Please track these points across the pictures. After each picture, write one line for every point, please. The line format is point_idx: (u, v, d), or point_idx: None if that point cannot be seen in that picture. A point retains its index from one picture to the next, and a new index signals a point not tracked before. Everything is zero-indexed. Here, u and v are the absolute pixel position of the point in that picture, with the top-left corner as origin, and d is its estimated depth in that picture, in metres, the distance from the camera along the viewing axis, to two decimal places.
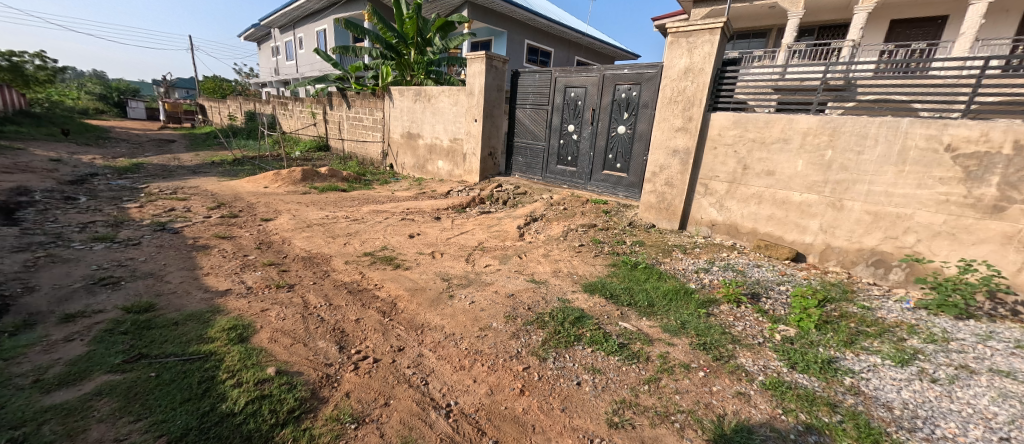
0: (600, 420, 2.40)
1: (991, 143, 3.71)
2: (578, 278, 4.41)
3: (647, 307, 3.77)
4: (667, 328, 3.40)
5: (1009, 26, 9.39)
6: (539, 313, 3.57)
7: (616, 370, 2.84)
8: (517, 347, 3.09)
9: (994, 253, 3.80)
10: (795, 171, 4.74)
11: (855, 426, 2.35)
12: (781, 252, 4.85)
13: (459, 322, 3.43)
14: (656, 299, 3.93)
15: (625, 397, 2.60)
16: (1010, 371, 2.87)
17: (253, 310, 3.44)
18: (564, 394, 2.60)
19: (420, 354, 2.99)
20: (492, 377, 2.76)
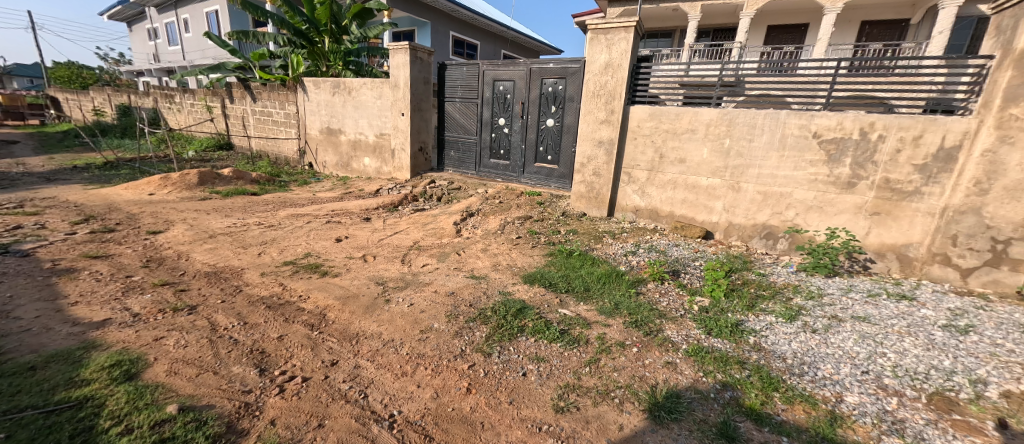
0: (547, 407, 2.38)
1: (846, 129, 4.43)
2: (519, 270, 4.42)
3: (583, 292, 3.91)
4: (602, 311, 3.53)
5: (851, 34, 11.45)
6: (481, 308, 3.48)
7: (560, 357, 2.85)
8: (461, 345, 2.95)
9: (850, 221, 4.59)
10: (702, 158, 5.25)
11: (760, 378, 2.61)
12: (693, 232, 5.37)
13: (397, 327, 3.19)
14: (592, 283, 4.08)
15: (569, 381, 2.61)
16: (867, 316, 3.41)
17: (143, 340, 2.87)
18: (510, 386, 2.54)
19: (356, 365, 2.72)
20: (437, 379, 2.59)
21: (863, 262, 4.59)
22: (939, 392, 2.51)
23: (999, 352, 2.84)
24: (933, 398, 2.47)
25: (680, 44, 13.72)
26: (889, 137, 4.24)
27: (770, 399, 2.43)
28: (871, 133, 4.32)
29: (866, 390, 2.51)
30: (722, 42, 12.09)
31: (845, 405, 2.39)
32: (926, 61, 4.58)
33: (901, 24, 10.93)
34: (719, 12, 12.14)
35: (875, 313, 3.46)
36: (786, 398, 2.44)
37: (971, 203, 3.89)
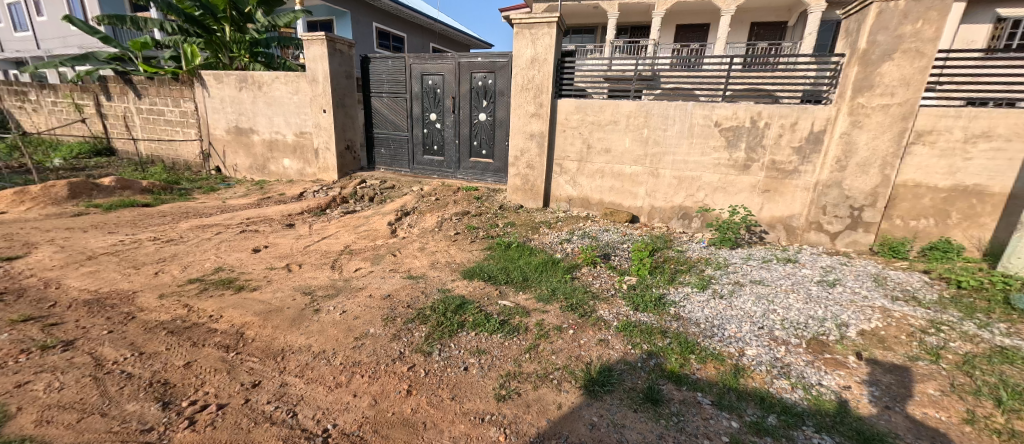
0: (489, 397, 2.44)
1: (740, 118, 4.99)
2: (457, 266, 4.42)
3: (522, 282, 4.03)
4: (540, 298, 3.67)
5: (743, 34, 12.91)
6: (419, 308, 3.43)
7: (500, 347, 2.92)
8: (399, 348, 2.90)
9: (748, 199, 5.21)
10: (625, 147, 5.62)
11: (679, 343, 2.91)
12: (621, 217, 5.75)
13: (328, 337, 3.04)
14: (530, 273, 4.22)
15: (510, 369, 2.69)
16: (763, 279, 3.94)
17: (1, 389, 2.43)
18: (452, 382, 2.56)
19: (283, 383, 2.56)
20: (375, 386, 2.53)
21: (759, 233, 5.26)
22: (815, 337, 3.00)
23: (857, 299, 3.45)
24: (811, 342, 2.94)
25: (603, 40, 14.45)
26: (773, 124, 4.87)
27: (688, 361, 2.72)
28: (759, 121, 4.92)
29: (762, 343, 2.92)
30: (639, 39, 12.93)
31: (746, 357, 2.76)
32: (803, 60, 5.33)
33: (781, 26, 12.55)
34: (635, 10, 12.96)
35: (770, 276, 4.01)
36: (700, 359, 2.74)
37: (836, 178, 4.63)
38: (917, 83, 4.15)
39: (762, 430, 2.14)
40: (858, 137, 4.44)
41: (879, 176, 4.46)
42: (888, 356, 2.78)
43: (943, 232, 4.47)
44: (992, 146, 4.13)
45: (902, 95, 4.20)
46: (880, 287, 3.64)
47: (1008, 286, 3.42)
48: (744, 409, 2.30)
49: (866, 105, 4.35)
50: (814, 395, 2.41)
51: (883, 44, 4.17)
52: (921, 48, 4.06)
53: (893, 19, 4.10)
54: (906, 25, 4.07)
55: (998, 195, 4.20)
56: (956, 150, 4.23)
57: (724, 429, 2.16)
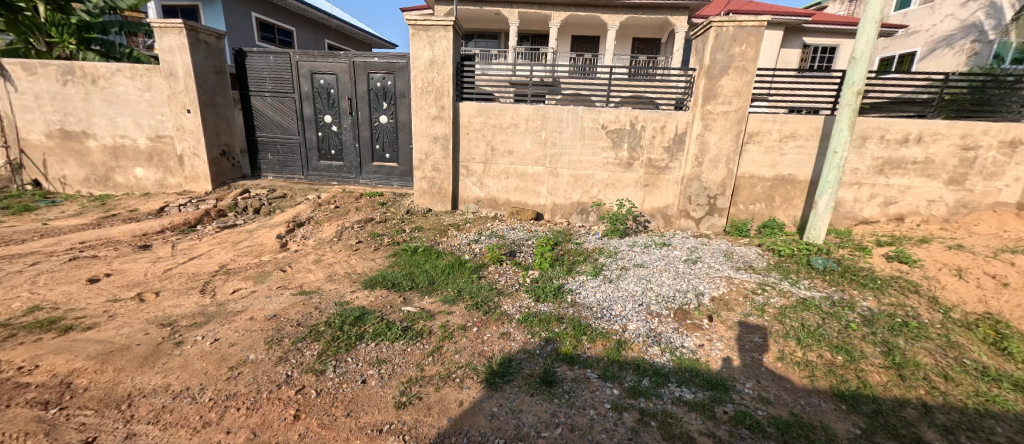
0: (388, 407, 2.36)
1: (621, 121, 5.54)
2: (358, 276, 4.17)
3: (427, 286, 3.96)
4: (446, 300, 3.65)
5: (626, 48, 14.37)
6: (311, 325, 3.16)
7: (401, 354, 2.84)
8: (285, 371, 2.65)
9: (632, 193, 5.81)
10: (526, 149, 5.87)
11: (573, 327, 3.14)
12: (526, 215, 5.98)
13: (193, 372, 2.64)
14: (436, 276, 4.17)
15: (412, 375, 2.64)
16: (645, 262, 4.43)
17: None
18: (347, 398, 2.42)
19: (129, 435, 2.16)
20: (255, 417, 2.28)
21: (643, 222, 5.90)
22: (681, 307, 3.49)
23: (711, 271, 4.10)
24: (677, 312, 3.42)
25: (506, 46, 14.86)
26: (648, 127, 5.51)
27: (580, 342, 2.96)
28: (637, 124, 5.53)
29: (641, 317, 3.31)
30: (539, 46, 13.56)
31: (627, 332, 3.09)
32: (673, 72, 6.11)
33: (657, 42, 14.25)
34: (535, 19, 13.57)
35: (650, 259, 4.53)
36: (591, 339, 3.00)
37: (696, 172, 5.42)
38: (746, 94, 5.06)
39: (637, 392, 2.44)
40: (709, 138, 5.26)
41: (726, 170, 5.34)
42: (732, 315, 3.36)
43: (771, 213, 5.52)
44: (797, 144, 5.21)
45: (737, 103, 5.09)
46: (728, 261, 4.37)
47: (810, 252, 4.38)
48: (623, 377, 2.59)
49: (713, 111, 5.17)
50: (678, 356, 2.81)
51: (721, 61, 5.00)
52: (747, 66, 4.96)
53: (726, 41, 4.94)
54: (735, 47, 4.94)
55: (802, 182, 5.33)
56: (775, 147, 5.26)
57: (608, 397, 2.40)
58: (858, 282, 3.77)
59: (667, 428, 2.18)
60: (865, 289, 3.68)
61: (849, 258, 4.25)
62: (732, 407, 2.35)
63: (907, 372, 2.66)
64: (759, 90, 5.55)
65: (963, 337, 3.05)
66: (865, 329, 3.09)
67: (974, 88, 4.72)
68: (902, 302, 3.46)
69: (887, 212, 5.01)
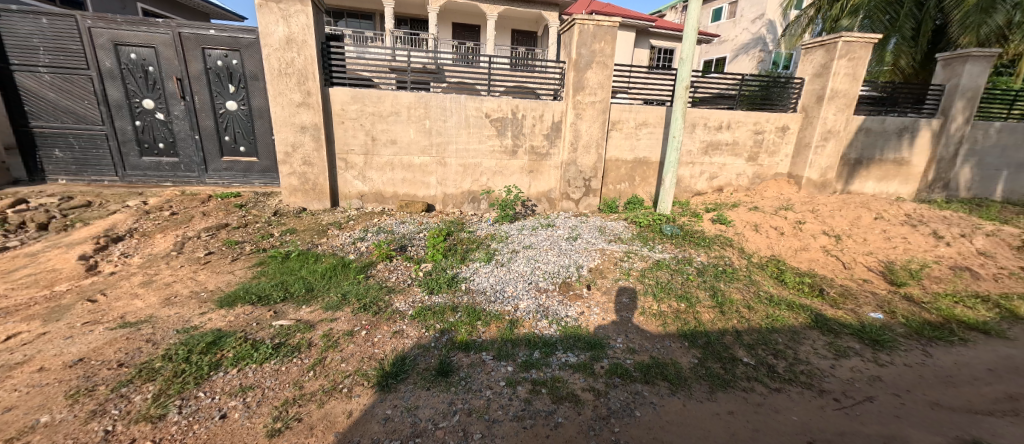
0: (259, 438, 2.16)
1: (504, 110, 5.77)
2: (209, 294, 3.53)
3: (305, 295, 3.63)
4: (328, 306, 3.41)
5: (507, 39, 14.68)
6: (142, 363, 2.60)
7: (273, 375, 2.60)
8: (102, 427, 2.16)
9: (519, 180, 6.12)
10: (410, 138, 5.72)
11: (467, 314, 3.27)
12: (417, 207, 5.89)
13: None
14: (316, 282, 3.85)
15: (289, 395, 2.45)
16: (532, 243, 4.76)
17: None
18: (203, 440, 2.13)
19: None
20: None
21: (531, 207, 6.26)
22: (565, 280, 3.89)
23: (589, 246, 4.61)
24: (561, 285, 3.80)
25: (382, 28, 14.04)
26: (528, 116, 5.84)
27: (474, 327, 3.09)
28: (518, 113, 5.81)
29: (530, 294, 3.60)
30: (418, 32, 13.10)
31: (518, 311, 3.34)
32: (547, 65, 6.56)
33: (534, 35, 14.93)
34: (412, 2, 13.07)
35: (535, 240, 4.87)
36: (485, 323, 3.16)
37: (572, 157, 5.94)
38: (608, 87, 5.71)
39: (528, 365, 2.68)
40: (581, 126, 5.81)
41: (596, 155, 5.98)
42: (606, 281, 3.86)
43: (633, 191, 6.38)
44: (649, 131, 6.10)
45: (601, 94, 5.72)
46: (602, 235, 4.94)
47: (661, 221, 5.21)
48: (516, 353, 2.81)
49: (582, 102, 5.71)
50: (563, 325, 3.14)
51: (586, 56, 5.54)
52: (607, 61, 5.60)
53: (588, 38, 5.48)
54: (595, 43, 5.51)
55: (654, 163, 6.28)
56: (632, 133, 6.08)
57: (502, 375, 2.59)
58: (694, 243, 4.63)
59: (555, 392, 2.45)
60: (698, 247, 4.55)
61: (688, 224, 5.18)
62: (607, 362, 2.74)
63: (726, 308, 3.42)
64: (619, 84, 6.33)
65: (759, 276, 4.01)
66: (699, 279, 3.86)
67: (762, 85, 6.08)
68: (723, 254, 4.39)
69: (712, 185, 6.20)
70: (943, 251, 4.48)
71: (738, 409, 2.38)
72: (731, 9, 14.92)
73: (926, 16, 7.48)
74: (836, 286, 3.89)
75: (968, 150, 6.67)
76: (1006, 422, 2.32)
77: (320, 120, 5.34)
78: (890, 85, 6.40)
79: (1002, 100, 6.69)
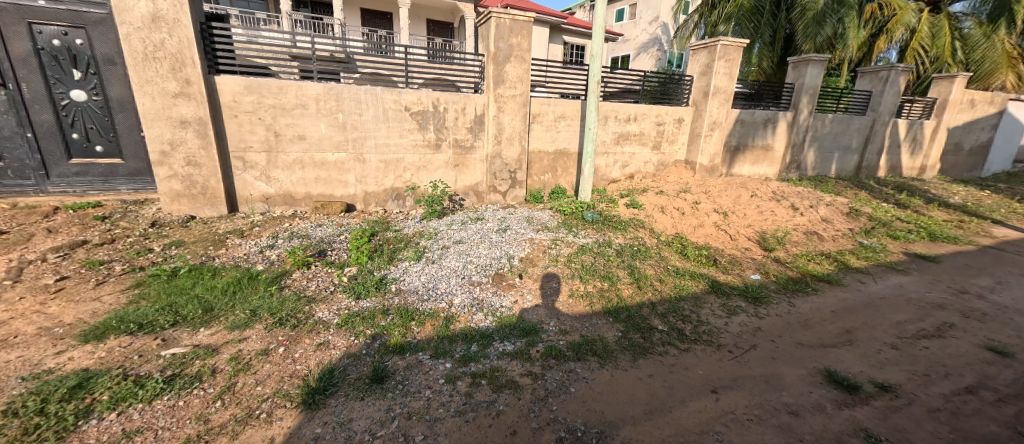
0: None
1: (424, 103, 5.66)
2: (68, 329, 2.88)
3: (203, 316, 3.17)
4: (234, 326, 3.06)
5: (423, 28, 14.29)
6: None
7: (168, 413, 2.28)
8: None
9: (445, 174, 6.07)
10: (321, 133, 5.31)
11: (399, 316, 3.25)
12: (335, 208, 5.50)
13: None
14: (216, 301, 3.36)
15: (192, 432, 2.18)
16: (461, 238, 4.80)
17: None
18: None
19: None
20: None
21: (459, 201, 6.24)
22: (498, 271, 4.03)
23: (519, 236, 4.80)
24: (494, 276, 3.94)
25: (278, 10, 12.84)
26: (450, 109, 5.82)
27: (408, 329, 3.10)
28: (439, 106, 5.75)
29: (464, 289, 3.69)
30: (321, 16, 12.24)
31: (453, 307, 3.41)
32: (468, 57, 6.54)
33: (450, 27, 14.76)
34: None
35: (464, 235, 4.91)
36: (419, 323, 3.18)
37: (497, 150, 6.06)
38: (526, 81, 5.93)
39: (467, 359, 2.76)
40: (504, 119, 5.95)
41: (519, 147, 6.19)
42: (536, 269, 4.07)
43: (556, 181, 6.74)
44: (567, 124, 6.48)
45: (520, 88, 5.92)
46: (530, 226, 5.15)
47: (583, 208, 5.57)
48: (454, 350, 2.87)
49: (503, 95, 5.85)
50: (498, 316, 3.28)
51: (504, 49, 5.68)
52: (524, 55, 5.81)
53: (505, 31, 5.62)
54: (512, 37, 5.68)
55: (573, 154, 6.70)
56: (552, 126, 6.39)
57: (441, 373, 2.64)
58: (612, 227, 5.05)
59: (495, 382, 2.56)
60: (616, 231, 4.96)
61: (606, 210, 5.61)
62: (541, 346, 2.93)
63: (642, 283, 3.82)
64: (537, 78, 6.58)
65: (667, 252, 4.53)
66: (619, 260, 4.24)
67: (661, 82, 6.73)
68: (637, 235, 4.87)
69: (625, 173, 6.75)
70: (801, 220, 5.41)
71: (656, 372, 2.70)
72: (632, 11, 16.17)
73: (779, 25, 8.97)
74: (725, 255, 4.54)
75: (812, 136, 8.12)
76: (845, 351, 2.92)
77: (205, 113, 4.67)
78: (757, 83, 7.48)
79: (833, 96, 8.29)
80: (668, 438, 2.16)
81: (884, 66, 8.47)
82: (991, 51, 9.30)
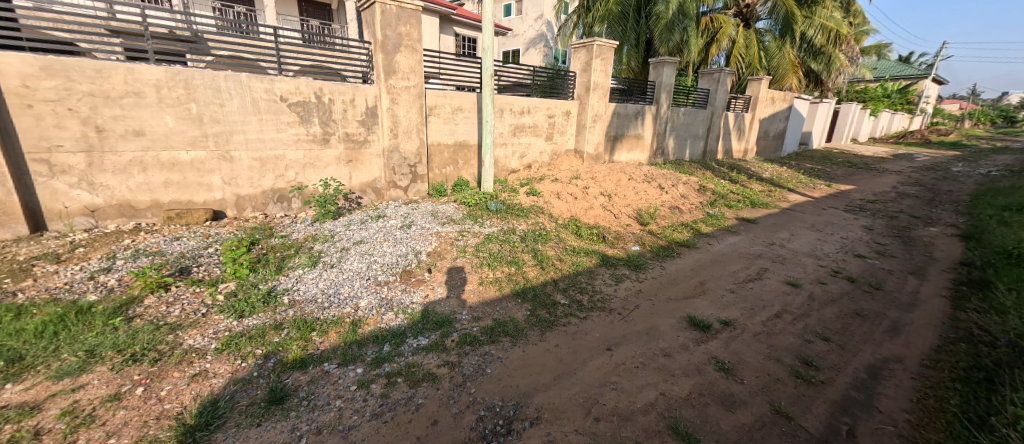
0: None
1: (304, 93, 5.17)
2: None
3: (8, 368, 2.42)
4: (61, 372, 2.42)
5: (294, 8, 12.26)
6: None
7: None
8: None
9: (337, 171, 5.68)
10: (168, 128, 4.41)
11: (296, 328, 3.03)
12: (197, 216, 4.65)
13: None
14: (27, 347, 2.59)
15: None
16: (362, 239, 4.62)
17: None
18: None
19: None
20: None
21: (355, 200, 5.91)
22: (405, 268, 4.03)
23: (424, 231, 4.82)
24: (401, 274, 3.93)
25: None
26: (336, 101, 5.43)
27: (308, 341, 2.92)
28: (323, 97, 5.33)
29: (370, 290, 3.62)
30: None
31: (360, 310, 3.34)
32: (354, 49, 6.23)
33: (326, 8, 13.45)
34: None
35: (365, 236, 4.72)
36: (321, 332, 3.03)
37: (394, 144, 5.91)
38: (419, 72, 5.89)
39: (380, 360, 2.74)
40: (398, 111, 5.82)
41: (418, 139, 6.12)
42: (444, 262, 4.17)
43: (458, 173, 6.83)
44: (465, 116, 6.61)
45: (414, 79, 5.86)
46: (435, 220, 5.19)
47: (487, 199, 5.78)
48: (364, 354, 2.82)
49: (395, 86, 5.71)
50: (409, 313, 3.32)
51: (392, 38, 5.54)
52: (414, 45, 5.76)
53: (391, 19, 5.48)
54: (400, 26, 5.58)
55: (473, 145, 6.87)
56: (450, 118, 6.46)
57: (353, 380, 2.56)
58: (515, 214, 5.36)
59: (411, 377, 2.60)
60: (519, 218, 5.27)
61: (508, 199, 5.89)
62: (456, 335, 3.06)
63: (545, 264, 4.18)
64: (430, 69, 6.54)
65: (564, 234, 4.98)
66: (523, 245, 4.55)
67: (549, 76, 7.21)
68: (536, 220, 5.26)
69: (523, 163, 7.11)
70: (666, 197, 6.36)
71: (561, 341, 3.02)
72: (519, 6, 16.73)
73: (641, 30, 10.21)
74: (611, 232, 5.15)
75: (670, 126, 9.49)
76: (702, 299, 3.59)
77: None
78: (628, 80, 8.44)
79: (683, 93, 9.80)
80: (573, 396, 2.46)
81: (716, 70, 10.13)
82: (782, 61, 11.56)
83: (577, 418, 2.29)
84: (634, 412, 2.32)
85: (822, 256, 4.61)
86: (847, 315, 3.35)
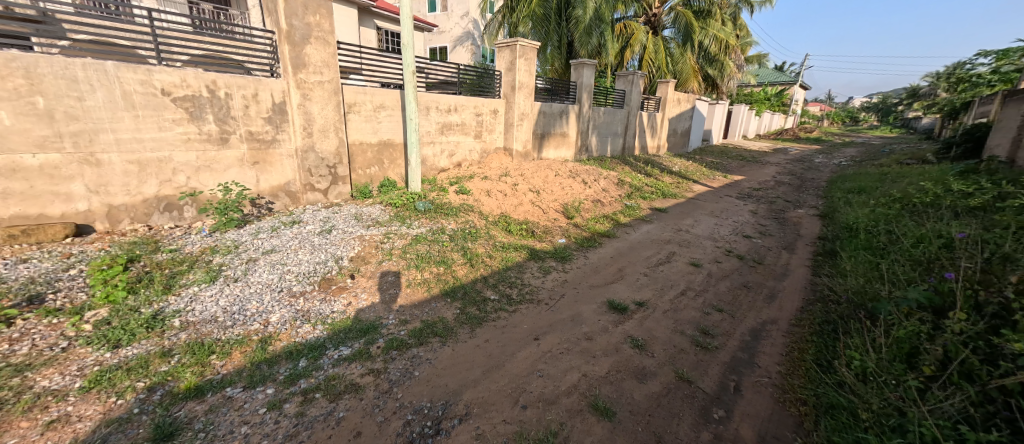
0: None
1: (192, 87, 4.57)
2: None
3: None
4: None
5: None
6: None
7: None
8: None
9: (239, 175, 5.12)
10: (4, 126, 3.63)
11: (190, 354, 2.68)
12: (53, 232, 3.90)
13: None
14: None
15: None
16: (272, 248, 4.23)
17: None
18: None
19: None
20: None
21: (265, 205, 5.39)
22: (323, 276, 3.76)
23: (345, 235, 4.55)
24: (320, 282, 3.67)
25: None
26: (234, 95, 4.88)
27: (206, 365, 2.60)
28: (217, 91, 4.75)
29: (282, 304, 3.32)
30: None
31: (270, 325, 3.05)
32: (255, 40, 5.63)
33: None
34: None
35: (275, 244, 4.31)
36: (221, 355, 2.71)
37: (309, 144, 5.49)
38: (333, 66, 5.53)
39: (294, 377, 2.53)
40: (312, 108, 5.41)
41: (336, 138, 5.74)
42: (368, 267, 3.97)
43: (384, 173, 6.54)
44: (388, 114, 6.33)
45: (328, 74, 5.48)
46: (359, 223, 4.92)
47: (414, 199, 5.61)
48: (275, 372, 2.58)
49: (306, 81, 5.30)
50: (330, 323, 3.10)
51: (299, 28, 5.12)
52: (325, 37, 5.39)
53: (297, 8, 5.06)
54: (308, 16, 5.18)
55: (398, 144, 6.61)
56: (372, 116, 6.15)
57: (262, 402, 2.34)
58: (443, 213, 5.26)
59: (331, 390, 2.44)
60: (448, 217, 5.20)
61: (437, 198, 5.77)
62: (382, 340, 2.93)
63: (474, 261, 4.17)
64: (350, 64, 6.14)
65: (495, 231, 5.01)
66: (452, 244, 4.49)
67: (477, 75, 7.20)
68: (466, 218, 5.23)
69: (453, 161, 7.00)
70: (589, 191, 6.69)
71: (490, 336, 3.03)
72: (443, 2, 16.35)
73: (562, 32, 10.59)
74: (540, 227, 5.29)
75: (592, 125, 9.97)
76: (620, 284, 3.84)
77: None
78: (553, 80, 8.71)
79: (603, 94, 10.37)
80: (501, 388, 2.48)
81: (630, 72, 10.85)
82: (684, 66, 12.77)
83: (505, 408, 2.31)
84: (559, 396, 2.40)
85: (720, 238, 5.16)
86: (738, 288, 3.80)
